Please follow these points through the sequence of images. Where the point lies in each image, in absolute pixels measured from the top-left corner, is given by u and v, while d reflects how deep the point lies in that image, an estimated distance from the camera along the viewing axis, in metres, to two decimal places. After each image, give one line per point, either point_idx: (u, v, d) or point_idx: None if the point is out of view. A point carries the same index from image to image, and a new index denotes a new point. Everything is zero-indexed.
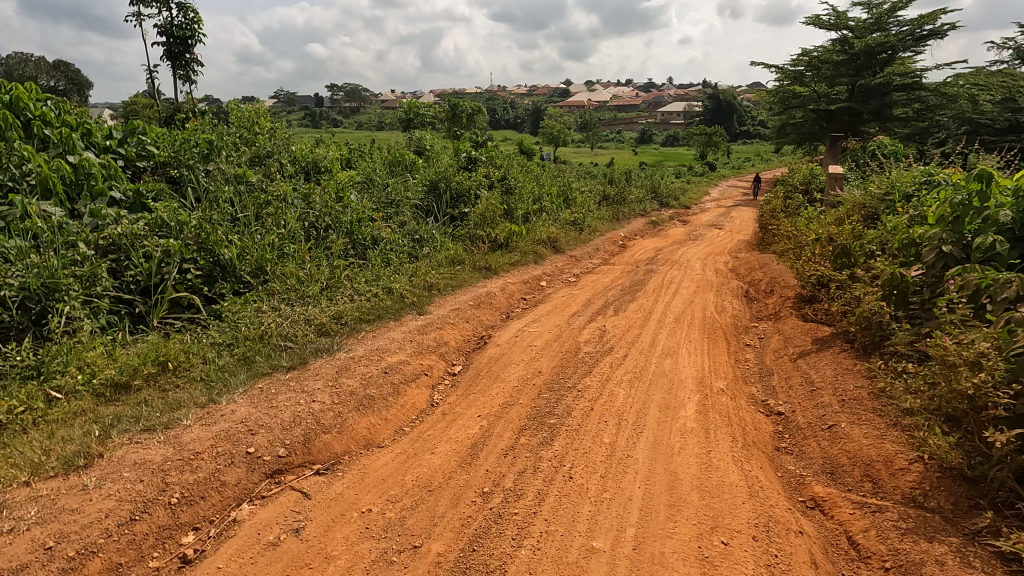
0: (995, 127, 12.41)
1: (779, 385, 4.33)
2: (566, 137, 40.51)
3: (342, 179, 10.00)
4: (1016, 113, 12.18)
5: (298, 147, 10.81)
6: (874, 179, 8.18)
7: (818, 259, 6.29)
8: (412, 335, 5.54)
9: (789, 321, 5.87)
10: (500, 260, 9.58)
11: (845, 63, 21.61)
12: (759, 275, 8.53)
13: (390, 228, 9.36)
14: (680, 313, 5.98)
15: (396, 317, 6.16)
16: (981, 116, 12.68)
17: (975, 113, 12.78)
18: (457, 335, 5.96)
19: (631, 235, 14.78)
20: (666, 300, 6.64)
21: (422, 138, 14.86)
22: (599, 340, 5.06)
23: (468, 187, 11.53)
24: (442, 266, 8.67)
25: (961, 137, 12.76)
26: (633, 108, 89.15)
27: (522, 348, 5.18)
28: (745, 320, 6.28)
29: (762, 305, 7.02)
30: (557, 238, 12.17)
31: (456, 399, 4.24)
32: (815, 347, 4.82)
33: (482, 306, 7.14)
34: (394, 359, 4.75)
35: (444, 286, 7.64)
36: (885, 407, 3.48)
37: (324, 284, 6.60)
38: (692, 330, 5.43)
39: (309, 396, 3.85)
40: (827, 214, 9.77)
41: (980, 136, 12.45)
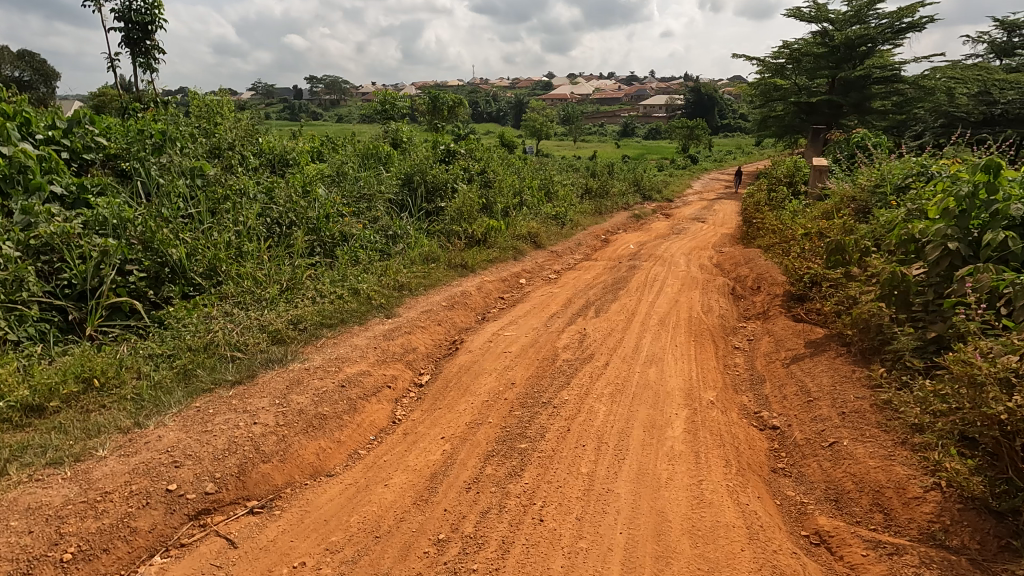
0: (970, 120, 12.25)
1: (773, 395, 3.99)
2: (548, 130, 40.09)
3: (310, 173, 9.48)
4: (991, 106, 12.08)
5: (264, 139, 10.24)
6: (862, 171, 7.93)
7: (808, 255, 5.99)
8: (377, 341, 5.12)
9: (779, 322, 5.55)
10: (477, 257, 9.17)
11: (825, 56, 21.56)
12: (744, 271, 8.24)
13: (361, 224, 8.86)
14: (665, 314, 5.64)
15: (362, 320, 5.73)
16: (957, 109, 12.37)
17: (950, 105, 12.50)
18: (427, 340, 5.55)
19: (614, 229, 14.47)
20: (651, 299, 6.29)
21: (398, 130, 14.34)
22: (578, 346, 4.68)
23: (445, 181, 11.09)
24: (415, 264, 8.23)
25: (940, 130, 12.67)
26: (615, 101, 89.07)
27: (495, 354, 4.78)
28: (733, 320, 5.96)
29: (750, 303, 6.71)
30: (537, 233, 11.79)
31: (420, 415, 3.83)
32: (809, 351, 4.50)
33: (456, 307, 6.73)
34: (353, 370, 4.32)
35: (416, 285, 7.20)
36: (892, 422, 3.15)
37: (284, 286, 6.12)
38: (678, 333, 5.08)
39: (250, 418, 3.40)
40: (812, 208, 9.53)
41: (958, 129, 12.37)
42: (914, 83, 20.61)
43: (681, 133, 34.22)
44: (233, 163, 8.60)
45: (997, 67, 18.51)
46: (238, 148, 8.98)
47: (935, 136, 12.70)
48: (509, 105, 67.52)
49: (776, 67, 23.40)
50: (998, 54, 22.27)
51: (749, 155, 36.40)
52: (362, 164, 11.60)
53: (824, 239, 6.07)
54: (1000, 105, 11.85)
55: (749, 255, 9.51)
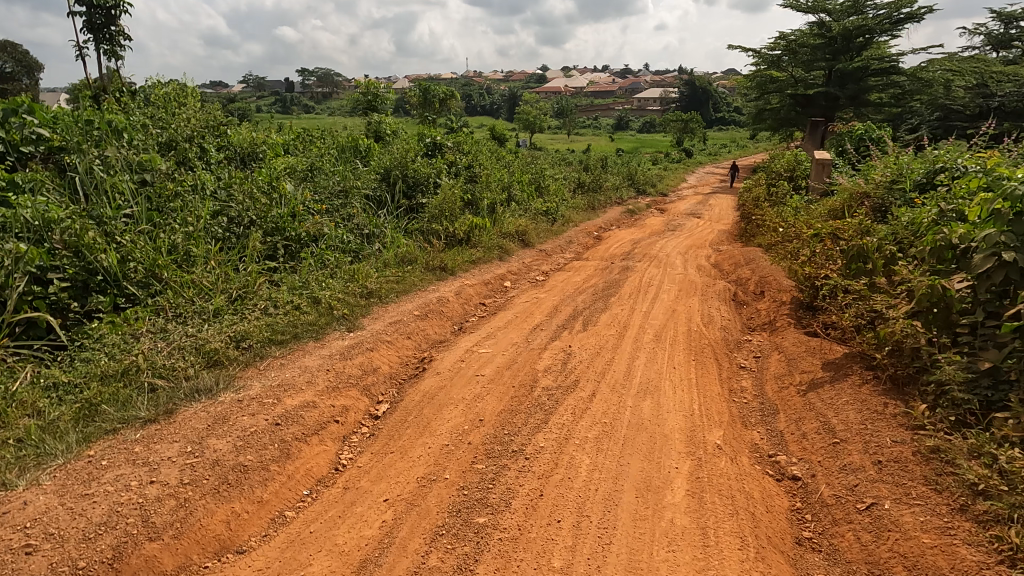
0: (966, 113, 11.53)
1: (790, 432, 3.37)
2: (542, 123, 39.31)
3: (278, 167, 8.77)
4: (987, 98, 11.44)
5: (230, 131, 9.52)
6: (874, 165, 7.31)
7: (821, 260, 5.37)
8: (331, 362, 4.47)
9: (790, 336, 4.93)
10: (458, 258, 8.51)
11: (822, 47, 20.95)
12: (746, 273, 7.62)
13: (332, 223, 8.18)
14: (662, 326, 5.01)
15: (319, 335, 5.07)
16: (953, 100, 11.72)
17: (946, 98, 11.87)
18: (391, 359, 4.90)
19: (607, 226, 13.82)
20: (646, 307, 5.65)
21: (380, 121, 13.60)
22: (561, 370, 4.03)
23: (426, 175, 10.40)
24: (388, 267, 7.56)
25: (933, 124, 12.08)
26: (609, 94, 88.35)
27: (466, 378, 4.14)
28: (736, 333, 5.33)
29: (755, 311, 6.09)
30: (525, 231, 11.14)
31: (368, 460, 3.18)
32: (828, 374, 3.88)
33: (429, 316, 6.08)
34: (294, 402, 3.67)
35: (386, 290, 6.54)
36: (944, 482, 2.55)
37: (234, 295, 5.47)
38: (676, 352, 4.44)
39: (149, 473, 2.75)
40: (817, 206, 8.93)
41: (951, 123, 11.67)
42: (912, 74, 20.03)
43: (676, 126, 33.56)
44: (190, 158, 7.88)
45: (996, 59, 17.96)
46: (199, 140, 8.25)
47: (933, 129, 12.14)
48: (503, 98, 66.60)
49: (772, 59, 22.82)
50: (995, 46, 21.74)
51: (744, 148, 35.79)
52: (339, 158, 10.89)
53: (837, 242, 5.45)
54: (998, 97, 11.21)
55: (750, 254, 8.89)
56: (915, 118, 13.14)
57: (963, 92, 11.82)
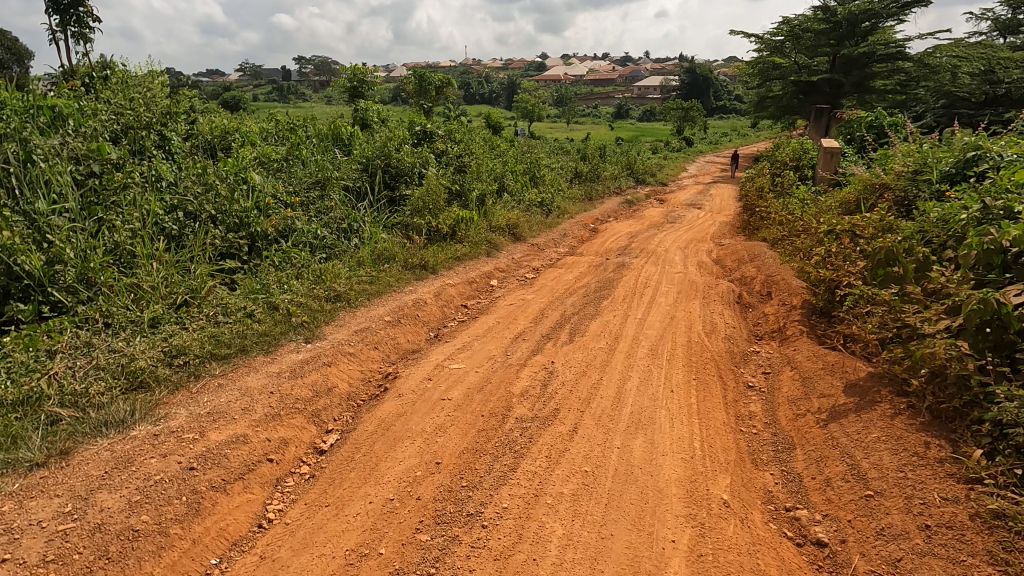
0: (972, 101, 10.76)
1: (810, 476, 2.81)
2: (540, 112, 38.47)
3: (248, 157, 8.13)
4: (994, 85, 10.58)
5: (199, 117, 8.86)
6: (892, 155, 6.68)
7: (836, 262, 4.78)
8: (276, 382, 3.88)
9: (803, 349, 4.35)
10: (441, 255, 7.90)
11: (826, 33, 20.16)
12: (752, 272, 7.02)
13: (305, 218, 7.57)
14: (658, 338, 4.43)
15: (270, 348, 4.48)
16: (959, 87, 11.08)
17: (952, 85, 11.27)
18: (351, 375, 4.33)
19: (604, 218, 13.20)
20: (641, 313, 5.07)
21: (365, 108, 12.91)
22: (539, 394, 3.46)
23: (410, 166, 9.77)
24: (363, 266, 6.95)
25: (937, 113, 11.34)
26: (609, 82, 87.41)
27: (430, 403, 3.57)
28: (742, 343, 4.75)
29: (761, 317, 5.51)
30: (517, 224, 10.52)
31: (298, 516, 2.61)
32: (852, 400, 3.32)
33: (402, 323, 5.50)
34: (220, 436, 3.10)
35: (356, 293, 5.94)
36: (1015, 564, 2.00)
37: (181, 301, 4.88)
38: (675, 370, 3.86)
39: (4, 547, 2.22)
40: (826, 198, 8.33)
41: (956, 111, 10.89)
42: (918, 60, 19.29)
43: (676, 115, 32.90)
44: (147, 147, 7.23)
45: (1004, 44, 17.25)
46: (159, 127, 7.58)
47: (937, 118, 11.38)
48: (502, 86, 65.51)
49: (775, 44, 22.09)
50: (1001, 32, 21.00)
51: (746, 137, 35.04)
52: (320, 146, 10.23)
53: (856, 241, 4.86)
54: (1004, 85, 10.46)
55: (755, 250, 8.28)
56: (919, 106, 12.49)
57: (972, 78, 11.17)
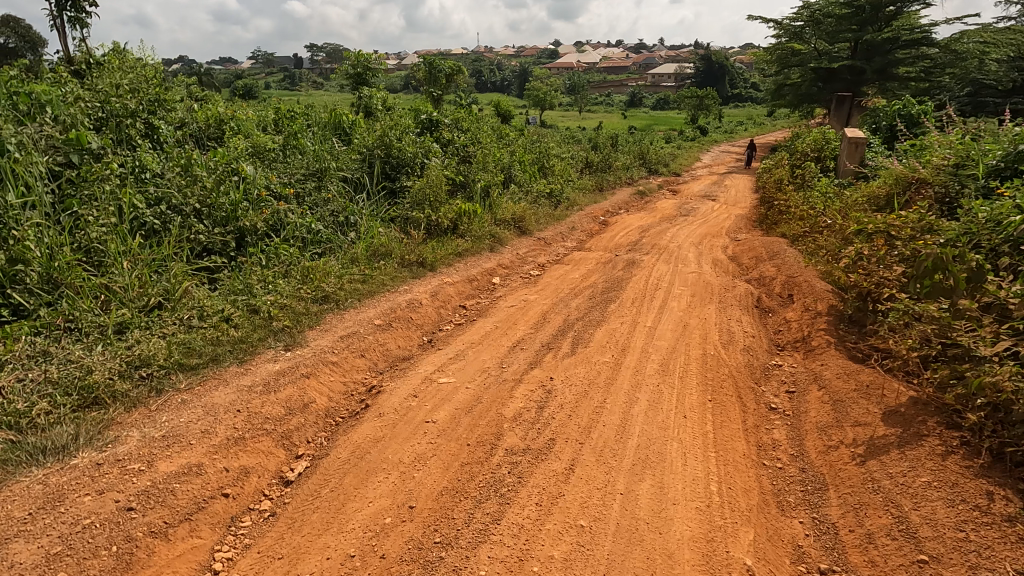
0: (999, 89, 10.13)
1: (847, 529, 2.41)
2: (552, 100, 37.74)
3: (241, 146, 7.76)
4: None
5: (193, 105, 8.50)
6: (927, 146, 6.15)
7: (870, 266, 4.31)
8: (246, 399, 3.51)
9: (832, 366, 3.91)
10: (440, 251, 7.51)
11: (848, 18, 19.33)
12: (771, 272, 6.54)
13: (298, 212, 7.20)
14: (669, 350, 4.01)
15: (246, 356, 4.12)
16: (986, 75, 10.42)
17: (977, 72, 10.59)
18: (331, 389, 3.96)
19: (615, 210, 12.71)
20: (651, 320, 4.64)
21: (369, 95, 12.47)
22: (534, 420, 3.06)
23: (412, 156, 9.36)
24: (356, 263, 6.58)
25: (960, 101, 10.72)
26: (622, 69, 86.04)
27: (412, 427, 3.19)
28: (763, 356, 4.31)
29: (783, 324, 5.06)
30: (523, 217, 10.08)
31: (248, 570, 2.26)
32: (893, 432, 2.89)
33: (393, 327, 5.12)
34: (171, 466, 2.75)
35: (346, 293, 5.57)
36: None
37: (154, 303, 4.53)
38: (689, 391, 3.44)
39: None
40: (852, 193, 7.80)
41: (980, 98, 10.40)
42: (944, 47, 18.40)
43: (691, 103, 32.07)
44: (133, 136, 6.88)
45: None
46: (146, 115, 7.21)
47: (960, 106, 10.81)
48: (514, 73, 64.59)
49: (794, 31, 21.27)
50: None
51: (762, 126, 34.11)
52: (319, 134, 9.83)
53: (892, 244, 4.39)
54: None
55: (775, 247, 7.79)
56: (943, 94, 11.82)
57: (1000, 64, 10.50)
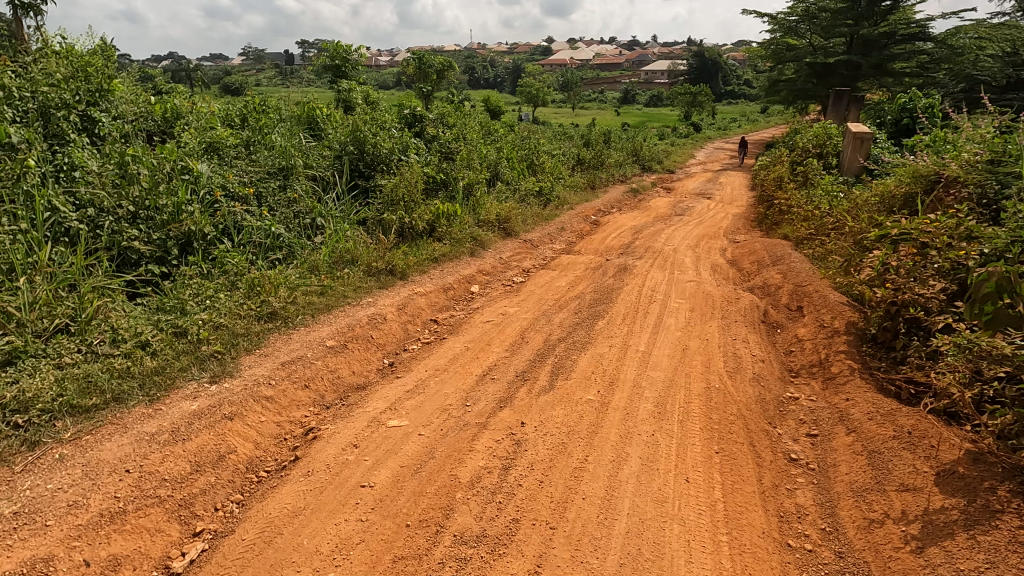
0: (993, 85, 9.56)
1: None
2: (545, 97, 37.00)
3: (195, 141, 7.02)
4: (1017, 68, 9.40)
5: (144, 96, 7.74)
6: (949, 142, 5.52)
7: (901, 281, 3.69)
8: (145, 451, 2.84)
9: (861, 402, 3.26)
10: (413, 257, 6.83)
11: (844, 12, 18.69)
12: (777, 280, 5.90)
13: (256, 214, 6.51)
14: (666, 383, 3.37)
15: (159, 392, 3.44)
16: (981, 71, 9.79)
17: (971, 68, 9.95)
18: (257, 432, 3.28)
19: (607, 209, 12.06)
20: (644, 343, 3.99)
21: (348, 87, 11.69)
22: (494, 489, 2.43)
23: (387, 152, 8.64)
24: (316, 272, 5.89)
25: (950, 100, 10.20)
26: (615, 66, 85.73)
27: (342, 494, 2.52)
28: (776, 386, 3.67)
29: (796, 344, 4.41)
30: (507, 218, 9.42)
31: None
32: (953, 504, 2.26)
33: (347, 349, 4.43)
34: (7, 563, 2.17)
35: (295, 309, 4.87)
36: None
37: (61, 325, 3.82)
38: (692, 442, 2.80)
39: None
40: (860, 192, 7.18)
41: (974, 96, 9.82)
42: (941, 41, 17.84)
43: (684, 100, 31.54)
44: (67, 130, 6.13)
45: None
46: (84, 107, 6.47)
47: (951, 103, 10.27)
48: (507, 70, 63.83)
49: (788, 25, 20.70)
50: None
51: (756, 122, 33.60)
52: (289, 128, 9.07)
53: (926, 254, 3.75)
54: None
55: (778, 251, 7.16)
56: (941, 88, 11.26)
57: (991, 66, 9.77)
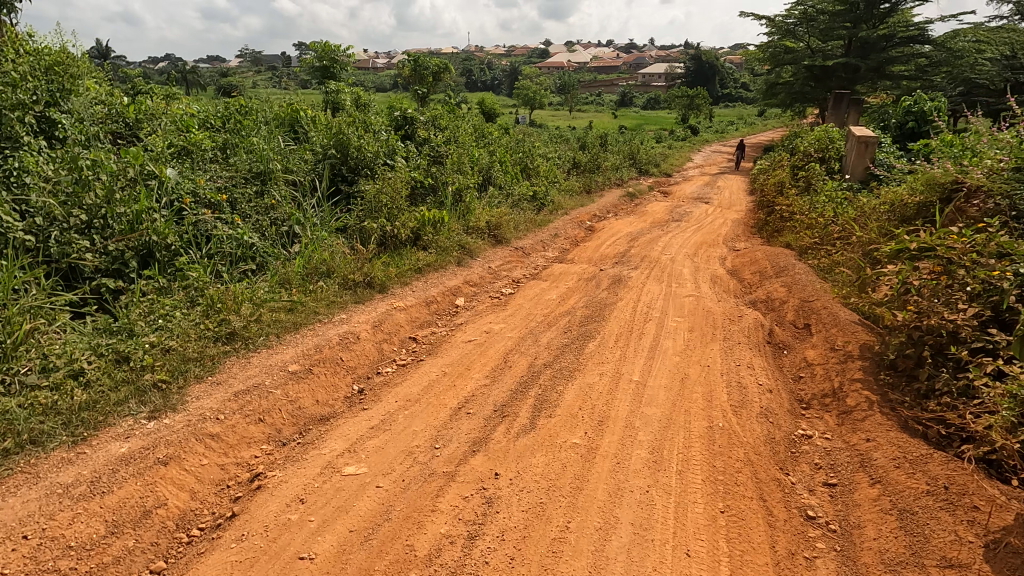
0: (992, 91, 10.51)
1: None
2: (543, 99, 36.67)
3: (164, 145, 6.61)
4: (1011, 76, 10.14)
5: (114, 96, 7.32)
6: (967, 148, 5.14)
7: (927, 304, 3.29)
8: (53, 511, 2.45)
9: (885, 444, 2.87)
10: (394, 267, 6.43)
11: (842, 15, 18.40)
12: (782, 293, 5.50)
13: (228, 222, 6.10)
14: (663, 422, 2.97)
15: (86, 432, 3.02)
16: None
17: None
18: (195, 479, 2.88)
19: (603, 213, 11.67)
20: (639, 372, 3.59)
21: (336, 89, 11.12)
22: (457, 567, 2.05)
23: (371, 156, 8.23)
24: (289, 286, 5.49)
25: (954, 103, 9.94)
26: (612, 69, 85.66)
27: (276, 570, 2.13)
28: (786, 422, 3.27)
29: (805, 370, 4.01)
30: (497, 225, 9.02)
31: None
32: None
33: (312, 375, 4.01)
34: None
35: (257, 328, 4.45)
36: None
37: None
38: (695, 500, 2.41)
39: None
40: (868, 199, 6.81)
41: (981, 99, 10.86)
42: (939, 44, 17.57)
43: (681, 103, 31.24)
44: (21, 133, 5.71)
45: None
46: (43, 108, 6.06)
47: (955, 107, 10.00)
48: (504, 72, 63.58)
49: (786, 28, 20.38)
50: None
51: (753, 125, 33.29)
52: (270, 129, 8.64)
53: (953, 274, 3.36)
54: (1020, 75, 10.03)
55: (781, 261, 6.78)
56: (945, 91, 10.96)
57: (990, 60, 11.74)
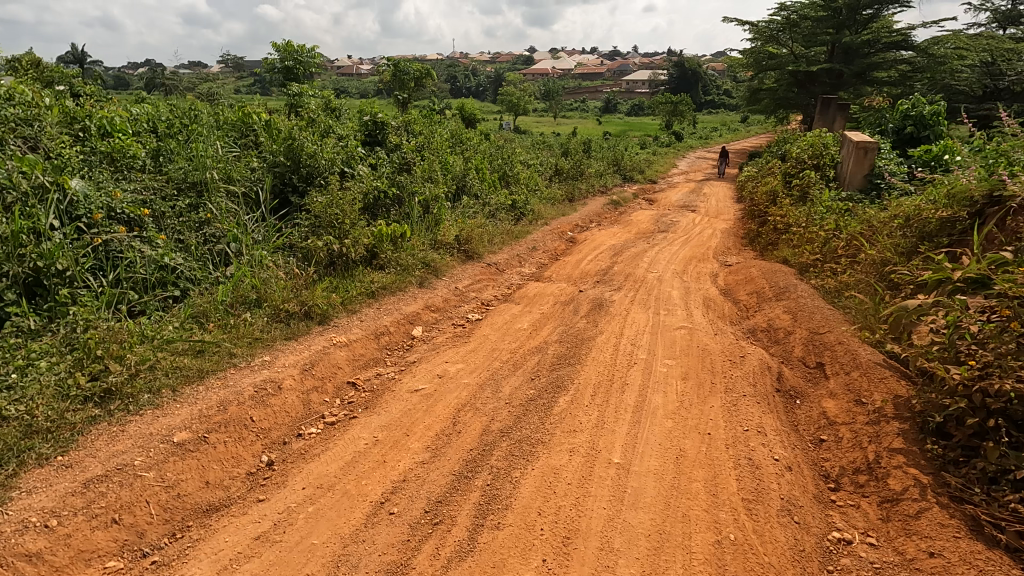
0: (972, 94, 12.78)
1: None
2: (526, 105, 35.96)
3: (75, 149, 5.65)
4: (994, 79, 12.51)
5: (27, 86, 6.25)
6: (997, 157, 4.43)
7: (997, 362, 2.51)
8: None
9: (959, 565, 2.09)
10: (340, 293, 5.56)
11: (824, 20, 18.01)
12: (785, 322, 4.72)
13: (152, 241, 5.14)
14: (652, 539, 2.26)
15: None
16: None
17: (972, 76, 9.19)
18: None
19: (585, 223, 10.90)
20: (620, 451, 2.81)
21: (297, 90, 10.06)
22: None
23: (325, 163, 7.34)
24: (208, 320, 4.60)
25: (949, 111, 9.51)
26: (597, 76, 85.57)
27: None
28: (816, 518, 2.48)
29: (827, 431, 3.20)
30: (468, 237, 8.18)
31: None
32: None
33: (206, 446, 3.12)
34: None
35: (144, 382, 3.54)
36: None
37: None
38: None
39: None
40: (875, 211, 6.08)
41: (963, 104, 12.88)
42: (922, 50, 17.29)
43: (665, 109, 30.73)
44: None
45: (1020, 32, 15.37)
46: None
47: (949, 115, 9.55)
48: (487, 79, 62.97)
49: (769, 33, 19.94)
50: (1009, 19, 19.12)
51: (737, 132, 32.92)
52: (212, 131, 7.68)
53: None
54: (1006, 78, 12.29)
55: (780, 280, 6.03)
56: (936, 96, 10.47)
57: (975, 81, 12.70)
